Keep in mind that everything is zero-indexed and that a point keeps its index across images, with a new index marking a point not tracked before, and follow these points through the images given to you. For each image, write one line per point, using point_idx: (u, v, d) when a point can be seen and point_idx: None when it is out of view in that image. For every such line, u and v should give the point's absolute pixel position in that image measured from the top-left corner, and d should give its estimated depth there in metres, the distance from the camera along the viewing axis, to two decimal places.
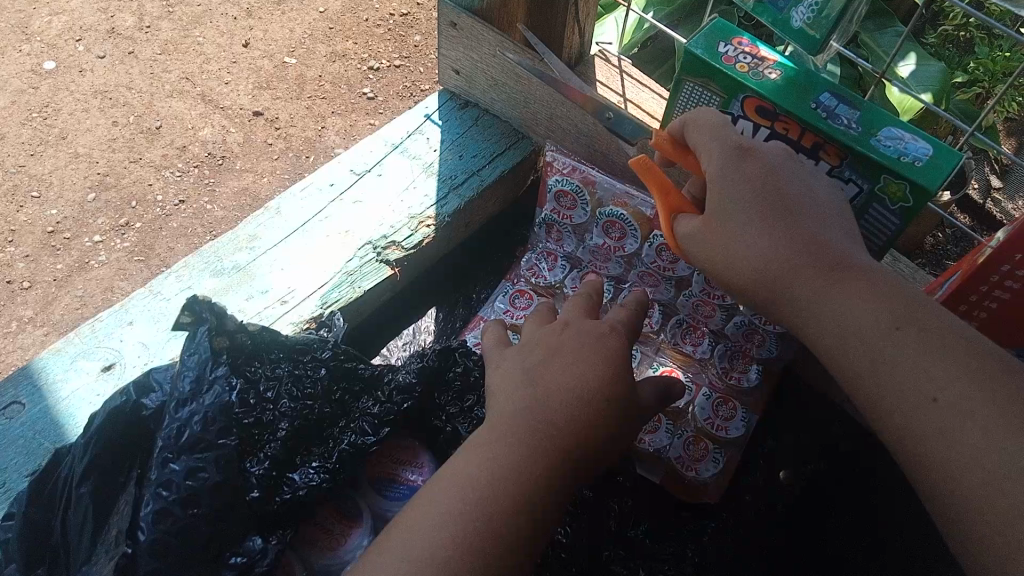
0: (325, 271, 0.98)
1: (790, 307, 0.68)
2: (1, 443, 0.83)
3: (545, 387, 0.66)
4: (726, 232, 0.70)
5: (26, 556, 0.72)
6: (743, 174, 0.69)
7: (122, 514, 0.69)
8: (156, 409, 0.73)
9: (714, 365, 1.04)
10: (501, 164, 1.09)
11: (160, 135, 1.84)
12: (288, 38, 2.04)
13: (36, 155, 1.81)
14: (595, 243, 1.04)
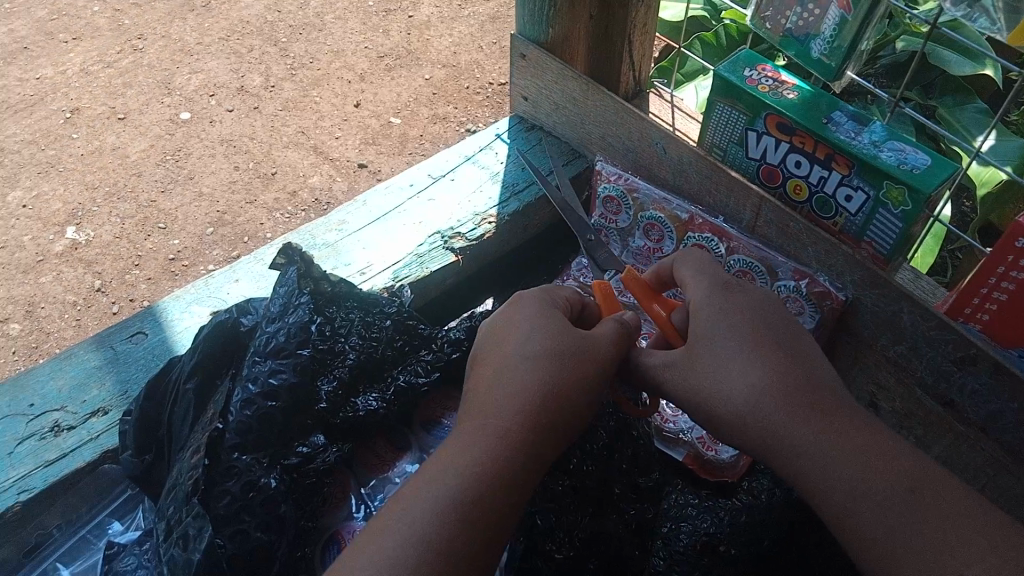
0: (398, 252, 1.15)
1: (783, 444, 0.74)
2: (125, 360, 1.02)
3: (508, 393, 0.72)
4: (725, 359, 0.78)
5: (140, 442, 0.91)
6: (736, 307, 0.81)
7: (218, 400, 0.84)
8: (250, 327, 0.89)
9: None
10: (555, 177, 1.25)
11: (274, 180, 2.10)
12: (394, 101, 2.30)
13: (166, 192, 2.09)
14: (637, 245, 1.17)
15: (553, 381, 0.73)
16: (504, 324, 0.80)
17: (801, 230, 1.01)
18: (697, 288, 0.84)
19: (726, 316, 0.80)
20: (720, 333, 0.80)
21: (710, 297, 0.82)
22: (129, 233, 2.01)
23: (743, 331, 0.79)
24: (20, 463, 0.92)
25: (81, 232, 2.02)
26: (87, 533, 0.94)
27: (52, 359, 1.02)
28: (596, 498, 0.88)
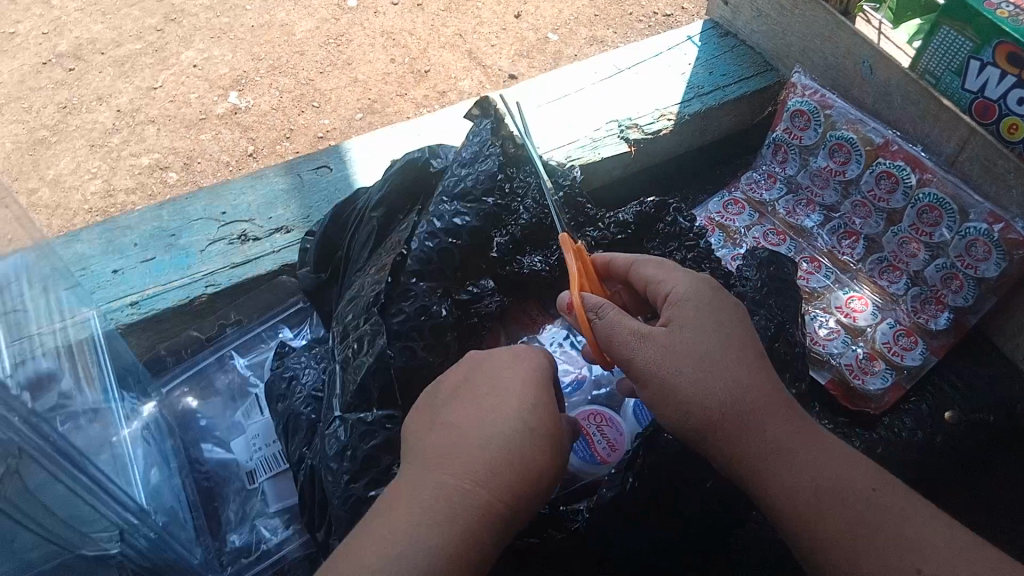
0: (573, 133, 1.15)
1: (746, 459, 0.64)
2: (310, 189, 1.08)
3: (481, 431, 0.63)
4: (691, 361, 0.66)
5: (318, 261, 0.97)
6: (709, 300, 0.70)
7: (404, 230, 0.89)
8: (440, 170, 0.94)
9: (906, 303, 1.09)
10: (743, 85, 1.22)
11: (427, 77, 2.12)
12: (555, 18, 2.27)
13: (323, 73, 2.13)
14: (817, 167, 1.15)
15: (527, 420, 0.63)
16: (472, 360, 0.70)
17: (1008, 170, 0.94)
18: (680, 283, 0.72)
19: (704, 313, 0.69)
20: (686, 333, 0.68)
21: (678, 290, 0.71)
22: (285, 106, 2.06)
23: (708, 325, 0.68)
24: (211, 260, 1.01)
25: (242, 99, 2.08)
26: (262, 333, 1.01)
27: (245, 175, 1.09)
28: None
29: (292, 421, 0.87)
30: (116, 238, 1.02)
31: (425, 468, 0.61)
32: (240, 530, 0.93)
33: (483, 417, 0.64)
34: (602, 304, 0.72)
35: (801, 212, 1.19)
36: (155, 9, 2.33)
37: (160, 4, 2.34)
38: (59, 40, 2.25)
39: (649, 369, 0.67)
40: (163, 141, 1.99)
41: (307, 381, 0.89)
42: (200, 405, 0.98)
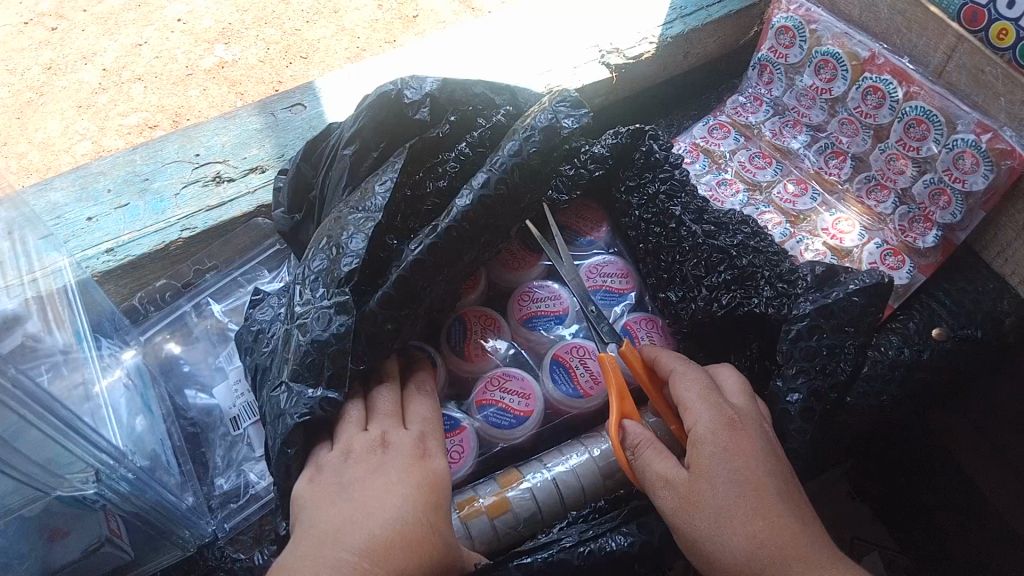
0: (554, 61, 1.13)
1: None
2: (284, 128, 1.07)
3: (382, 514, 0.63)
4: (709, 516, 0.62)
5: (292, 199, 0.96)
6: (730, 441, 0.65)
7: (381, 190, 0.80)
8: (414, 102, 0.88)
9: (894, 222, 1.07)
10: (727, 5, 1.18)
11: (416, 22, 2.06)
12: None
13: (311, 23, 2.07)
14: (803, 86, 1.13)
15: (426, 520, 0.64)
16: (367, 450, 0.69)
17: (996, 77, 0.91)
18: (702, 417, 0.68)
19: (720, 457, 0.65)
20: (703, 484, 0.64)
21: (702, 427, 0.67)
22: (273, 58, 1.99)
23: (727, 469, 0.64)
24: (185, 204, 0.99)
25: (229, 51, 2.01)
26: (239, 277, 1.01)
27: (218, 117, 1.08)
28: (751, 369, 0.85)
29: (258, 375, 0.82)
30: (91, 184, 1.01)
31: (319, 545, 0.60)
32: (227, 474, 0.93)
33: (382, 509, 0.63)
34: (639, 443, 0.70)
35: (788, 134, 1.17)
36: None
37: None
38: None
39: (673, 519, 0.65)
40: (150, 99, 1.91)
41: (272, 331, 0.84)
42: (184, 351, 0.98)
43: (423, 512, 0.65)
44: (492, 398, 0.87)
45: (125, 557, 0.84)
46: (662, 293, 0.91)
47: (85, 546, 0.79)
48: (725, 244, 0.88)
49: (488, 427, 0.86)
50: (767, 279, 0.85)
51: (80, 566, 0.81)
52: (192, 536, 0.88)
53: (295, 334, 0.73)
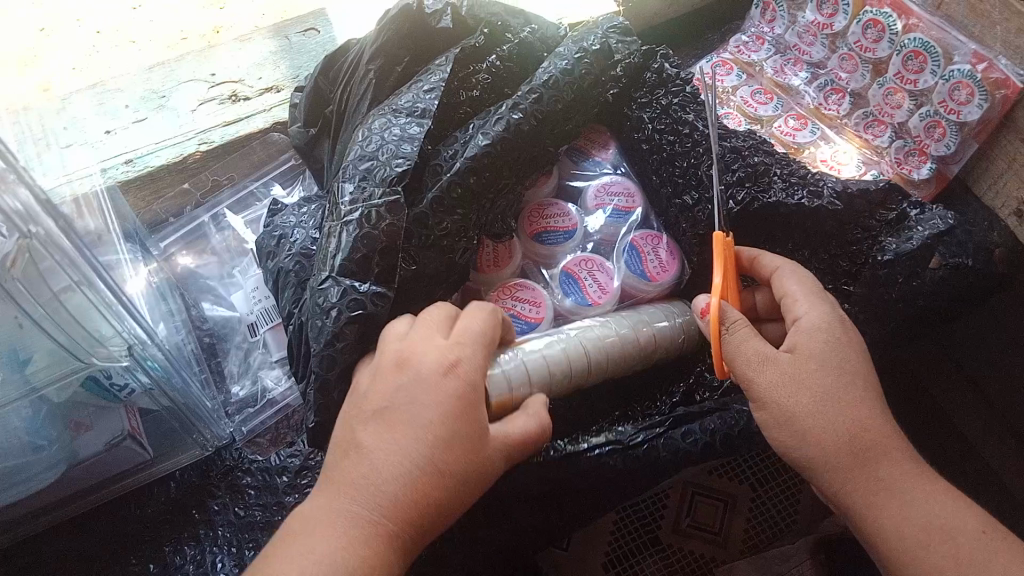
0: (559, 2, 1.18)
1: (875, 480, 0.66)
2: (300, 51, 1.09)
3: (406, 465, 0.61)
4: (815, 395, 0.68)
5: (309, 112, 0.98)
6: (842, 339, 0.71)
7: (432, 96, 0.83)
8: (435, 11, 0.92)
9: (889, 155, 1.10)
10: None
11: None
12: None
13: None
14: (806, 22, 1.16)
15: (450, 467, 0.62)
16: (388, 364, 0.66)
17: (994, 7, 0.95)
18: (815, 310, 0.73)
19: (830, 348, 0.70)
20: (813, 365, 0.69)
21: (811, 319, 0.72)
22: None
23: (836, 360, 0.70)
24: (202, 119, 1.01)
25: None
26: (256, 189, 1.03)
27: (232, 40, 1.09)
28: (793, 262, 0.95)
29: (281, 278, 0.85)
30: (110, 100, 1.03)
31: (351, 479, 0.61)
32: (243, 381, 0.97)
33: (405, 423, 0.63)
34: (737, 320, 0.73)
35: (789, 71, 1.20)
36: None
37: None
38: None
39: (771, 392, 0.70)
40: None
41: (296, 239, 0.87)
42: (198, 265, 1.00)
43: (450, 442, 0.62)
44: (504, 306, 0.90)
45: (144, 456, 0.87)
46: (678, 199, 0.96)
47: (108, 441, 0.82)
48: (738, 144, 0.95)
49: None
50: (779, 176, 0.92)
51: (101, 461, 0.84)
52: (211, 437, 0.91)
53: (332, 234, 0.79)
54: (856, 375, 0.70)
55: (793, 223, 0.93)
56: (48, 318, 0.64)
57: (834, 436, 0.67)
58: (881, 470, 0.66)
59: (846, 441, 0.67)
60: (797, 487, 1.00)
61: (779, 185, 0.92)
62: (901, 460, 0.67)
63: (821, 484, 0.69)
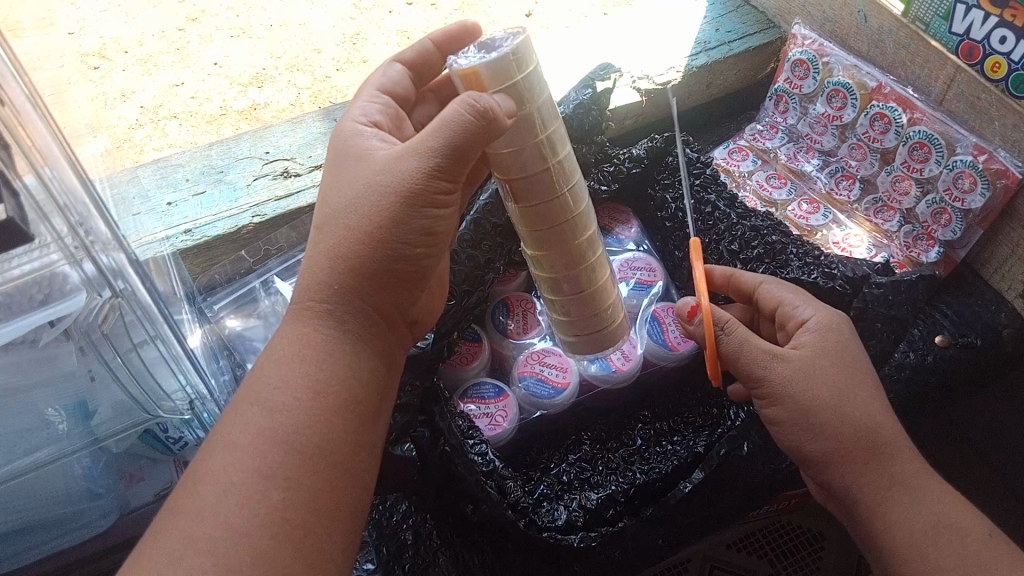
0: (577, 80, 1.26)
1: (890, 473, 0.72)
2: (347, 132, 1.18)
3: (338, 234, 0.66)
4: (836, 389, 0.74)
5: None
6: (841, 332, 0.78)
7: None
8: None
9: (899, 239, 1.17)
10: (748, 41, 1.32)
11: None
12: None
13: None
14: (816, 113, 1.24)
15: (374, 213, 0.64)
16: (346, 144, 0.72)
17: (991, 102, 1.02)
18: (815, 312, 0.80)
19: (837, 343, 0.77)
20: (828, 360, 0.76)
21: (813, 318, 0.79)
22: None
23: (851, 360, 0.77)
24: (256, 193, 1.10)
25: None
26: (303, 259, 1.09)
27: (285, 121, 1.20)
28: None
29: None
30: (171, 174, 1.12)
31: (310, 259, 0.67)
32: None
33: (339, 187, 0.68)
34: (729, 321, 0.77)
35: (802, 157, 1.28)
36: None
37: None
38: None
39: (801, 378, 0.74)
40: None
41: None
42: (243, 328, 1.05)
43: (365, 188, 0.65)
44: (532, 370, 0.97)
45: None
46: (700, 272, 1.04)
47: (156, 491, 0.87)
48: (757, 224, 1.02)
49: (528, 396, 0.96)
50: (796, 254, 0.99)
51: (149, 512, 0.89)
52: None
53: None
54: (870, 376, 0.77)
55: None
56: (122, 367, 0.72)
57: (854, 426, 0.73)
58: (895, 469, 0.73)
59: (863, 430, 0.73)
60: (815, 563, 1.03)
61: (793, 257, 0.99)
62: (914, 485, 0.72)
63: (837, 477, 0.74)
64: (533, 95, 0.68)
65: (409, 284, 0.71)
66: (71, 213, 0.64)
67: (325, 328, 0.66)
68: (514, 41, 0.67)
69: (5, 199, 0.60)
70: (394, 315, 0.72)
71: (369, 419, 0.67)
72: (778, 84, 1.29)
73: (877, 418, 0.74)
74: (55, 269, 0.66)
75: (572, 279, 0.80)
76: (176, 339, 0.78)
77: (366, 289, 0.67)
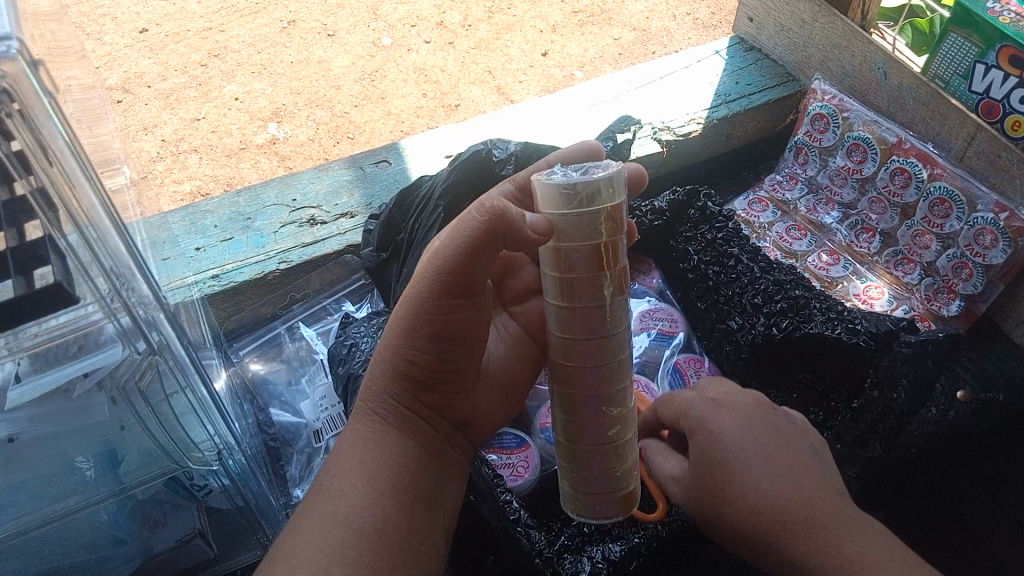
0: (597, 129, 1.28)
1: (791, 556, 0.66)
2: (374, 180, 1.20)
3: (386, 341, 0.75)
4: (719, 480, 0.70)
5: (381, 241, 1.07)
6: (726, 414, 0.73)
7: None
8: (502, 158, 1.03)
9: (920, 292, 1.17)
10: (767, 95, 1.34)
11: (458, 110, 2.12)
12: (592, 44, 2.33)
13: (384, 100, 2.17)
14: (835, 166, 1.26)
15: (399, 325, 0.73)
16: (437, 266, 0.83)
17: (1012, 161, 1.03)
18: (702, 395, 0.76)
19: (717, 434, 0.72)
20: (707, 449, 0.72)
21: (701, 406, 0.75)
22: (321, 137, 2.07)
23: (736, 442, 0.71)
24: (283, 240, 1.12)
25: (281, 129, 2.10)
26: (327, 305, 1.11)
27: (313, 168, 1.22)
28: (819, 396, 0.99)
29: (350, 383, 0.93)
30: (200, 220, 1.14)
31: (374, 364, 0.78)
32: (303, 485, 0.97)
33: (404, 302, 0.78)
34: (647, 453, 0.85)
35: (822, 209, 1.29)
36: (201, 45, 2.39)
37: (205, 40, 2.41)
38: (109, 73, 2.29)
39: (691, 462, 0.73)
40: (205, 168, 2.00)
41: (365, 347, 0.96)
42: (267, 371, 1.06)
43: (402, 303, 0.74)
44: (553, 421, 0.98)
45: (209, 554, 0.91)
46: (723, 323, 1.05)
47: (178, 537, 0.86)
48: (780, 278, 1.03)
49: (549, 446, 0.97)
50: (819, 309, 0.99)
51: (170, 559, 0.89)
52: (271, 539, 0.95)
53: None
54: (756, 450, 0.70)
55: (826, 355, 0.98)
56: (153, 417, 0.73)
57: (741, 512, 0.68)
58: (798, 546, 0.65)
59: (749, 515, 0.68)
60: None
61: (815, 312, 0.99)
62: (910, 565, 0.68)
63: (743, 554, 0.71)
64: (590, 228, 0.66)
65: (439, 382, 0.76)
66: (115, 276, 0.64)
67: (373, 424, 0.74)
68: (598, 173, 0.65)
69: (52, 258, 0.64)
70: (435, 415, 0.77)
71: (421, 506, 0.70)
72: (798, 137, 1.30)
73: (765, 496, 0.68)
74: (97, 326, 0.67)
75: (589, 423, 0.74)
76: (206, 388, 0.78)
77: (395, 391, 0.74)
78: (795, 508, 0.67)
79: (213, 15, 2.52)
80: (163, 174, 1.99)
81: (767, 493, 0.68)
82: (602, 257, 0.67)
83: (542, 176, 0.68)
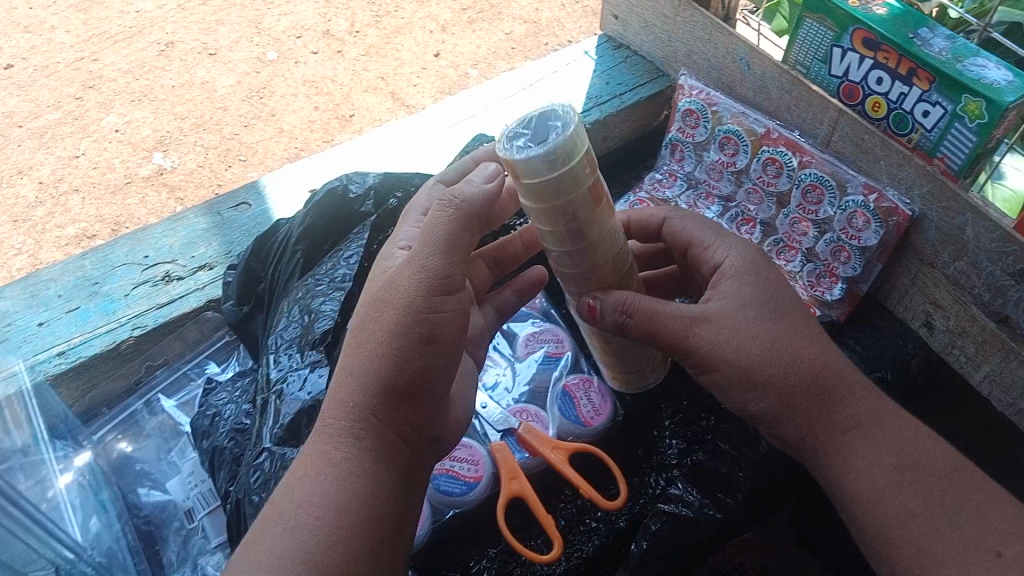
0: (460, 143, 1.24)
1: (842, 422, 0.72)
2: (234, 225, 1.12)
3: (368, 355, 0.68)
4: (763, 348, 0.72)
5: (241, 292, 1.00)
6: (757, 300, 0.75)
7: (343, 262, 0.92)
8: (360, 195, 0.98)
9: (802, 278, 1.15)
10: (638, 92, 1.32)
11: (353, 121, 2.05)
12: (485, 41, 2.27)
13: (275, 117, 2.07)
14: (710, 161, 1.24)
15: (388, 337, 0.66)
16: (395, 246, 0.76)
17: (875, 144, 1.02)
18: (735, 253, 0.79)
19: (747, 310, 0.74)
20: (741, 319, 0.74)
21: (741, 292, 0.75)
22: (212, 163, 1.97)
23: (781, 323, 0.74)
24: (136, 303, 1.03)
25: (167, 158, 1.98)
26: (189, 371, 1.03)
27: (166, 219, 1.13)
28: (708, 403, 0.95)
29: (216, 457, 0.87)
30: (42, 291, 1.05)
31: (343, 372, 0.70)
32: (182, 569, 0.88)
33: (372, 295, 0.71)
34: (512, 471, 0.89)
35: (702, 206, 1.26)
36: (73, 77, 2.24)
37: (76, 71, 2.26)
38: None
39: (711, 355, 0.73)
40: (88, 209, 1.88)
41: (229, 416, 0.89)
42: (133, 450, 0.98)
43: (383, 314, 0.67)
44: (441, 467, 0.91)
45: None
46: None
47: None
48: None
49: (439, 495, 0.89)
50: None
51: None
52: None
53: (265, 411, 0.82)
54: (800, 334, 0.74)
55: None
56: None
57: (791, 377, 0.72)
58: (845, 412, 0.72)
59: (802, 381, 0.72)
60: None
61: None
62: None
63: (789, 432, 0.74)
64: (566, 183, 0.67)
65: (425, 401, 0.70)
66: None
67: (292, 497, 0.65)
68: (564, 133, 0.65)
69: None
70: (412, 436, 0.71)
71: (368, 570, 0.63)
72: (671, 134, 1.28)
73: (812, 366, 0.73)
74: None
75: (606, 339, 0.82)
76: (18, 508, 0.73)
77: (379, 410, 0.68)
78: (833, 383, 0.73)
79: (83, 44, 2.36)
80: (43, 219, 1.87)
81: (819, 362, 0.73)
82: (586, 201, 0.69)
83: (508, 152, 0.66)
